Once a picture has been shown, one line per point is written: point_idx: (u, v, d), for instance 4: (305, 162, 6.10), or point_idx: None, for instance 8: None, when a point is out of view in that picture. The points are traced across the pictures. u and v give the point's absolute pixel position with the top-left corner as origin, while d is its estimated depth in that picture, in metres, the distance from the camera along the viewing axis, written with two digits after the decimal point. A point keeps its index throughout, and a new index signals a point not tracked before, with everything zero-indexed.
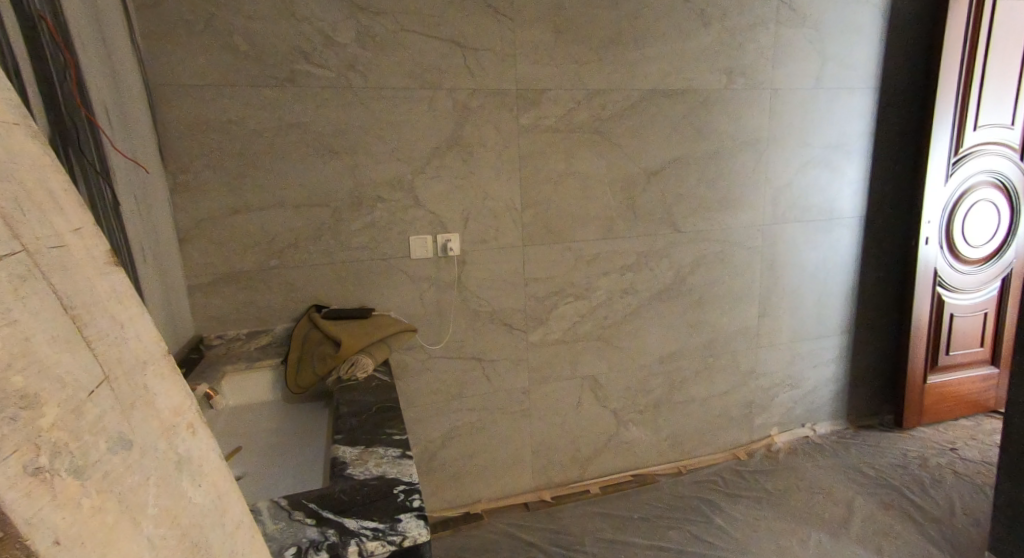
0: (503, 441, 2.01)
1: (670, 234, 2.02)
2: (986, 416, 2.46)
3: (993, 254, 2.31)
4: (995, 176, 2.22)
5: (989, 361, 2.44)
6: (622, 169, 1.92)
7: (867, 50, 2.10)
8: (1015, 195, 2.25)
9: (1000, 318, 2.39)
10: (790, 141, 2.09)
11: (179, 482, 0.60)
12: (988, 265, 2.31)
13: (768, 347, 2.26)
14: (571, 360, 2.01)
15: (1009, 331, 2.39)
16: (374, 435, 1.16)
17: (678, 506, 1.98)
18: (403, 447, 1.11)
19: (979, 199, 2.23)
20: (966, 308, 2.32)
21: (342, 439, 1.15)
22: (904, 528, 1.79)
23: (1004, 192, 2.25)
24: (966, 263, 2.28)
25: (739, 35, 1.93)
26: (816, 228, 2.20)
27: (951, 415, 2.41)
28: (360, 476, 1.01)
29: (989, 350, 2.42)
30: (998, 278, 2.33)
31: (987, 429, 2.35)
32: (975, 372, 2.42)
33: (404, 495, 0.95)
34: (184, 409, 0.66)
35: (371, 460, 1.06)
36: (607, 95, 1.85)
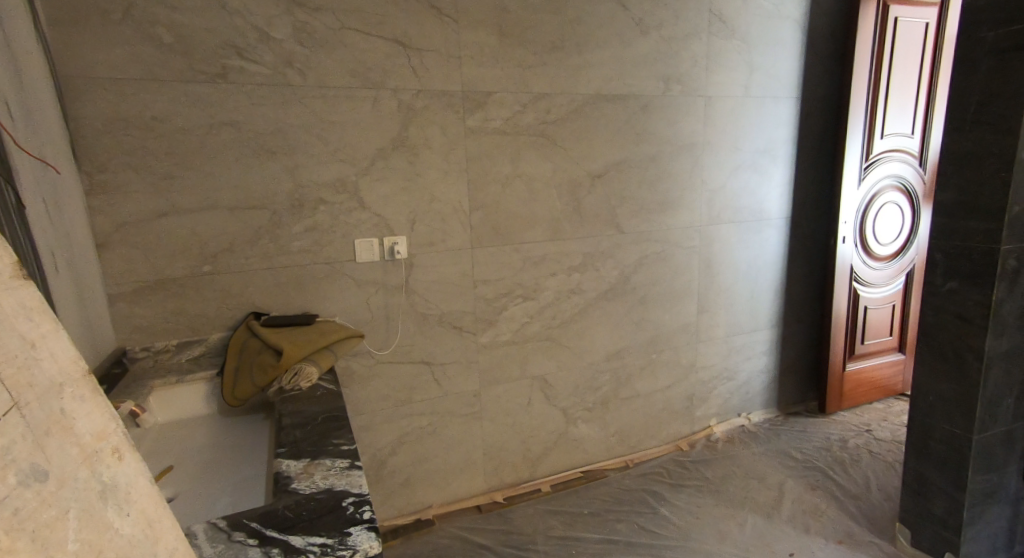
0: (454, 445, 2.00)
1: (614, 235, 2.08)
2: (895, 399, 2.70)
3: (898, 250, 2.54)
4: (899, 180, 2.45)
5: (897, 349, 2.69)
6: (567, 171, 1.96)
7: (789, 62, 2.26)
8: (914, 197, 2.50)
9: (905, 309, 2.63)
10: (723, 146, 2.21)
11: (104, 513, 0.56)
12: (894, 260, 2.54)
13: (707, 342, 2.38)
14: (520, 360, 2.03)
15: (913, 320, 2.64)
16: (320, 447, 1.12)
17: (626, 499, 2.04)
18: (352, 457, 1.08)
19: (886, 201, 2.45)
20: (878, 301, 2.54)
21: (285, 452, 1.11)
22: (828, 507, 1.94)
23: (904, 194, 2.49)
24: (876, 259, 2.49)
25: (675, 43, 2.03)
26: (747, 229, 2.34)
27: (866, 399, 2.64)
28: (305, 490, 0.97)
29: (897, 338, 2.66)
30: (902, 272, 2.58)
31: (897, 411, 2.58)
32: (885, 359, 2.65)
33: (353, 507, 0.93)
34: (108, 433, 0.60)
35: (317, 473, 1.03)
36: (551, 99, 1.89)
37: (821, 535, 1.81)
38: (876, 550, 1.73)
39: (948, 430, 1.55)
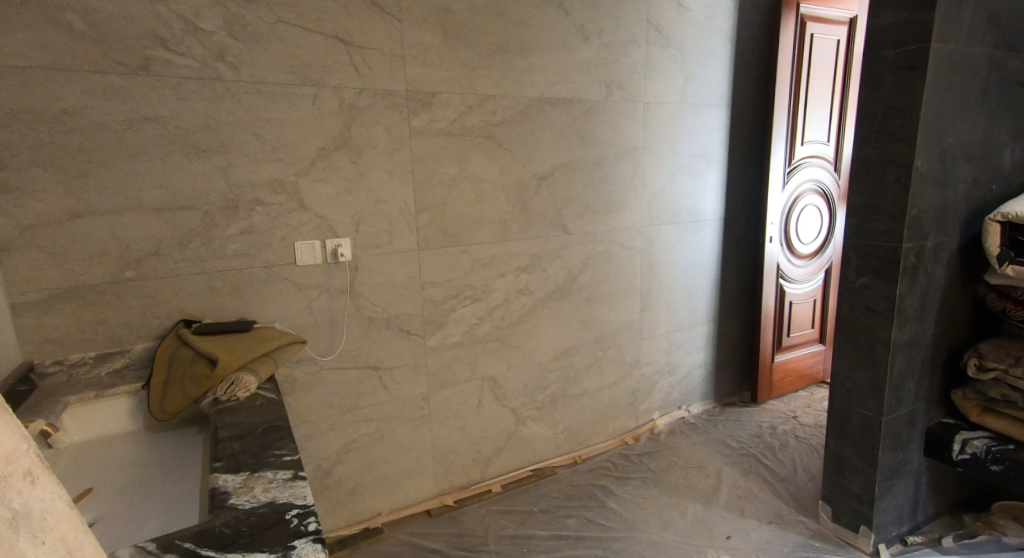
0: (403, 450, 1.96)
1: (560, 236, 2.12)
2: (816, 386, 2.92)
3: (818, 249, 2.75)
4: (818, 183, 2.65)
5: (819, 341, 2.90)
6: (513, 173, 1.98)
7: (720, 72, 2.40)
8: (830, 199, 2.72)
9: (824, 303, 2.85)
10: (661, 150, 2.30)
11: (14, 542, 0.49)
12: (816, 258, 2.75)
13: (649, 338, 2.47)
14: (469, 362, 2.03)
15: (831, 313, 2.86)
16: (260, 459, 1.07)
17: (575, 494, 2.09)
18: (294, 469, 1.04)
19: (807, 203, 2.64)
20: (801, 296, 2.73)
21: (221, 467, 1.05)
22: (760, 490, 2.07)
23: (823, 196, 2.69)
24: (799, 258, 2.68)
25: (615, 50, 2.10)
26: (685, 229, 2.46)
27: (792, 387, 2.83)
28: (245, 505, 0.92)
29: (818, 331, 2.87)
30: (822, 268, 2.79)
31: (819, 398, 2.78)
32: (808, 350, 2.85)
33: (298, 519, 0.90)
34: (18, 456, 0.53)
35: (258, 486, 0.98)
36: (497, 101, 1.90)
37: (755, 517, 1.93)
38: (803, 528, 1.86)
39: (862, 413, 1.69)
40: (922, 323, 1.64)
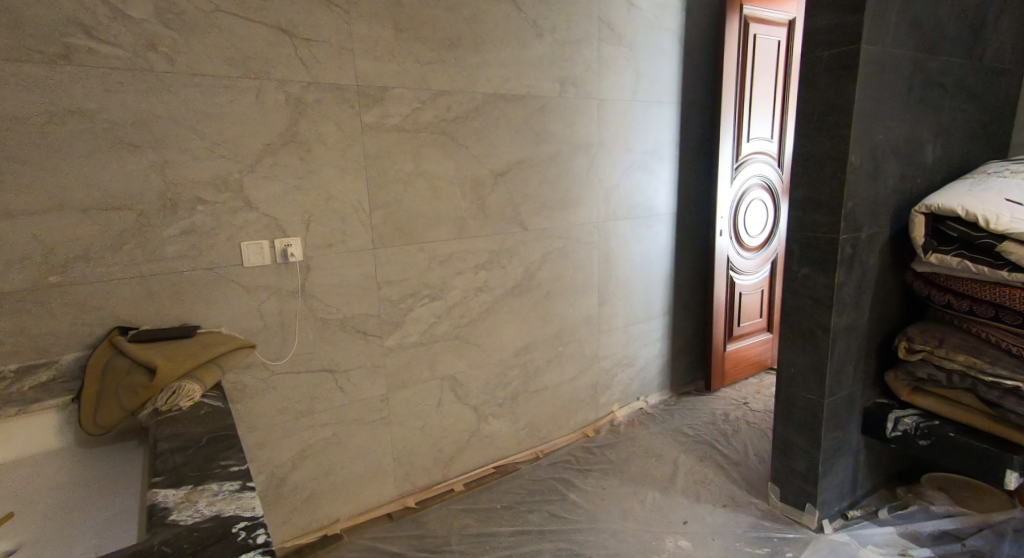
0: (362, 454, 1.92)
1: (518, 233, 2.12)
2: (765, 373, 3.05)
3: (764, 242, 2.87)
4: (763, 178, 2.77)
5: (766, 329, 3.03)
6: (469, 169, 1.96)
7: (669, 70, 2.46)
8: (775, 194, 2.84)
9: (770, 293, 2.98)
10: (616, 146, 2.34)
11: None
12: (763, 250, 2.87)
13: (608, 332, 2.51)
14: (428, 361, 2.00)
15: (777, 303, 3.00)
16: (204, 471, 1.02)
17: (538, 489, 2.10)
18: (243, 479, 1.00)
19: (753, 197, 2.75)
20: (749, 287, 2.85)
21: (161, 481, 0.98)
22: (714, 475, 2.15)
23: (767, 191, 2.81)
24: (747, 250, 2.79)
25: (568, 47, 2.11)
26: (640, 224, 2.51)
27: (742, 375, 2.95)
28: (187, 520, 0.87)
29: (765, 320, 3.00)
30: (769, 260, 2.92)
31: (767, 384, 2.91)
32: (757, 338, 2.98)
33: (246, 533, 0.87)
34: None
35: (201, 500, 0.93)
36: (451, 97, 1.87)
37: (710, 501, 2.00)
38: (754, 509, 1.95)
39: (806, 397, 1.78)
40: (859, 310, 1.74)
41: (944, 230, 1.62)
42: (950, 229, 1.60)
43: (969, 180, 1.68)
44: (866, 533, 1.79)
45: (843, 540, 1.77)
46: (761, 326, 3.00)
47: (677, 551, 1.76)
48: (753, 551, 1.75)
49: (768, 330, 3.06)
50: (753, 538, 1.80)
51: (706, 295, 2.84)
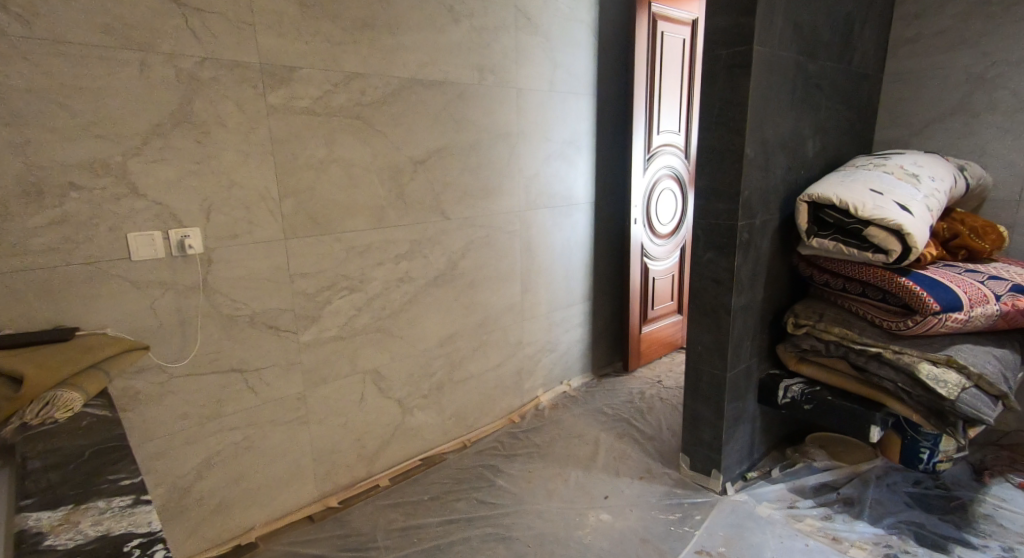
0: (277, 456, 1.81)
1: (439, 221, 2.09)
2: (676, 352, 3.26)
3: (673, 229, 3.05)
4: (672, 169, 2.94)
5: (676, 311, 3.23)
6: (387, 156, 1.89)
7: (584, 62, 2.51)
8: (682, 184, 3.03)
9: (680, 277, 3.17)
10: (535, 136, 2.37)
11: None
12: (673, 237, 3.05)
13: (531, 319, 2.56)
14: (348, 356, 1.92)
15: (686, 286, 3.20)
16: (88, 488, 0.91)
17: (464, 478, 2.11)
18: (136, 493, 0.90)
19: (664, 187, 2.91)
20: (661, 272, 3.02)
21: (32, 504, 0.86)
22: (631, 450, 2.27)
23: (676, 181, 2.99)
24: (659, 237, 2.96)
25: (486, 35, 2.09)
26: (560, 213, 2.57)
27: (656, 354, 3.13)
28: (65, 545, 0.77)
29: (676, 303, 3.20)
30: (679, 246, 3.11)
31: (678, 362, 3.11)
32: (668, 320, 3.17)
33: (141, 550, 0.77)
34: None
35: (85, 520, 0.83)
36: (365, 80, 1.79)
37: (628, 475, 2.12)
38: (667, 479, 2.09)
39: (711, 372, 1.93)
40: (754, 290, 1.91)
41: (822, 216, 1.81)
42: (827, 216, 1.79)
43: (841, 172, 1.88)
44: (761, 491, 1.98)
45: (742, 500, 1.95)
46: (672, 308, 3.19)
47: (598, 525, 1.84)
48: (666, 518, 1.87)
49: (679, 312, 3.26)
50: (666, 506, 1.93)
51: (622, 281, 2.97)
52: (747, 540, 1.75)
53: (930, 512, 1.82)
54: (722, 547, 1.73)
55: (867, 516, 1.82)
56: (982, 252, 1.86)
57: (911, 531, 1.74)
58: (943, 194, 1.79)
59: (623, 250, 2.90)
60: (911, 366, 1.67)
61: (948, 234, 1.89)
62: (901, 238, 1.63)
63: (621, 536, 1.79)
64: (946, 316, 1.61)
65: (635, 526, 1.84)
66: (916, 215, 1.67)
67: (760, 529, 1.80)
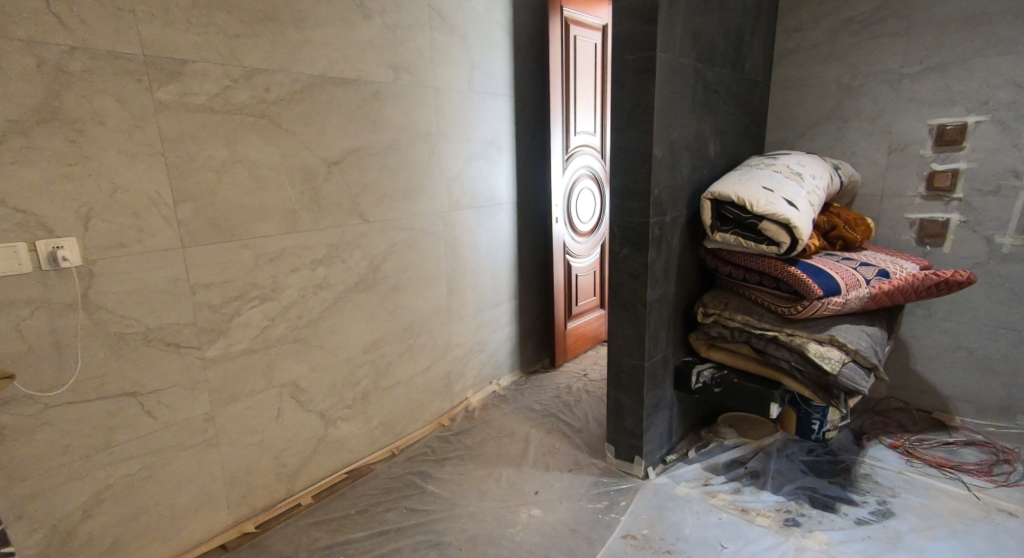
0: (184, 484, 1.65)
1: (358, 224, 2.00)
2: (601, 345, 3.37)
3: (593, 227, 3.16)
4: (590, 169, 3.04)
5: (599, 306, 3.33)
6: (298, 157, 1.78)
7: (501, 63, 2.53)
8: (600, 183, 3.14)
9: (601, 273, 3.28)
10: (456, 136, 2.35)
11: None
12: (594, 234, 3.16)
13: (459, 320, 2.54)
14: (263, 371, 1.79)
15: (607, 281, 3.31)
16: None
17: (394, 487, 2.04)
18: None
19: (583, 186, 3.01)
20: (583, 268, 3.11)
21: None
22: (560, 444, 2.32)
23: (594, 181, 3.09)
24: (580, 235, 3.05)
25: (400, 33, 2.04)
26: (483, 213, 2.57)
27: (582, 348, 3.22)
28: None
29: (598, 298, 3.30)
30: (600, 243, 3.22)
31: (602, 355, 3.22)
32: (592, 315, 3.26)
33: None
34: None
35: None
36: (270, 77, 1.68)
37: (557, 468, 2.16)
38: (594, 469, 2.15)
39: (631, 362, 2.02)
40: (667, 283, 2.03)
41: (723, 213, 1.96)
42: (728, 212, 1.94)
43: (739, 171, 2.05)
44: (680, 472, 2.11)
45: (663, 482, 2.06)
46: (595, 304, 3.29)
47: (530, 520, 1.86)
48: (594, 506, 1.93)
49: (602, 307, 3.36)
50: (594, 495, 2.00)
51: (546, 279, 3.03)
52: (668, 520, 1.85)
53: (821, 476, 2.03)
54: (646, 529, 1.81)
55: (770, 486, 1.99)
56: (855, 241, 2.10)
57: (806, 496, 1.93)
58: (822, 190, 2.00)
59: (546, 248, 2.96)
60: (801, 347, 1.85)
61: (828, 226, 2.11)
62: (790, 230, 1.80)
63: (552, 528, 1.82)
64: (828, 300, 1.80)
65: (565, 518, 1.88)
66: (801, 210, 1.85)
67: (679, 508, 1.91)
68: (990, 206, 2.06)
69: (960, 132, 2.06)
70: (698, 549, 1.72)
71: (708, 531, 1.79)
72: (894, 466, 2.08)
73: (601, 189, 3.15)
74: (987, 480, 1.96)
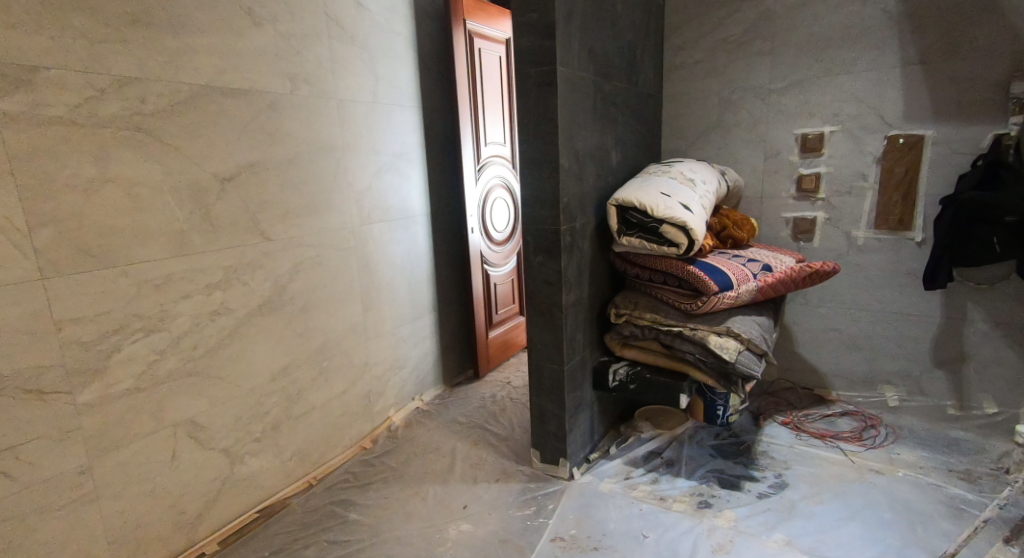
0: (56, 549, 1.43)
1: (260, 243, 1.87)
2: (522, 352, 3.41)
3: (508, 236, 3.19)
4: (503, 179, 3.08)
5: (520, 313, 3.37)
6: (184, 173, 1.63)
7: (406, 75, 2.50)
8: (513, 192, 3.19)
9: (518, 281, 3.32)
10: (363, 149, 2.28)
11: None
12: (510, 243, 3.20)
13: (377, 337, 2.45)
14: (152, 411, 1.61)
15: (524, 288, 3.36)
16: None
17: (313, 520, 1.92)
18: None
19: (496, 196, 3.04)
20: (501, 277, 3.13)
21: None
22: (487, 455, 2.31)
23: (507, 190, 3.14)
24: (496, 244, 3.07)
25: (295, 41, 1.95)
26: (397, 226, 2.51)
27: (504, 357, 3.23)
28: None
29: (518, 306, 3.34)
30: (516, 251, 3.26)
31: (523, 362, 3.25)
32: (512, 322, 3.29)
33: None
34: None
35: None
36: (147, 86, 1.52)
37: (485, 480, 2.14)
38: (521, 476, 2.16)
39: (551, 367, 2.06)
40: (581, 288, 2.10)
41: (628, 218, 2.07)
42: (632, 217, 2.05)
43: (640, 178, 2.17)
44: (602, 469, 2.18)
45: (587, 481, 2.12)
46: (515, 311, 3.32)
47: (459, 536, 1.83)
48: (522, 513, 1.94)
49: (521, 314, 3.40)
50: (522, 502, 2.00)
51: (464, 290, 3.01)
52: (594, 517, 1.90)
53: (727, 458, 2.20)
54: (573, 529, 1.85)
55: (684, 472, 2.12)
56: (743, 239, 2.31)
57: (716, 478, 2.08)
58: (712, 195, 2.19)
59: (462, 259, 2.95)
60: (704, 339, 2.00)
61: (719, 227, 2.30)
62: (687, 232, 1.94)
63: (481, 542, 1.80)
64: (724, 294, 1.96)
65: (494, 529, 1.86)
66: (696, 213, 2.00)
67: (604, 505, 1.97)
68: (847, 204, 2.36)
69: (819, 140, 2.35)
70: (623, 542, 1.78)
71: (630, 523, 1.87)
72: (786, 441, 2.30)
73: (514, 198, 3.20)
74: (859, 444, 2.23)
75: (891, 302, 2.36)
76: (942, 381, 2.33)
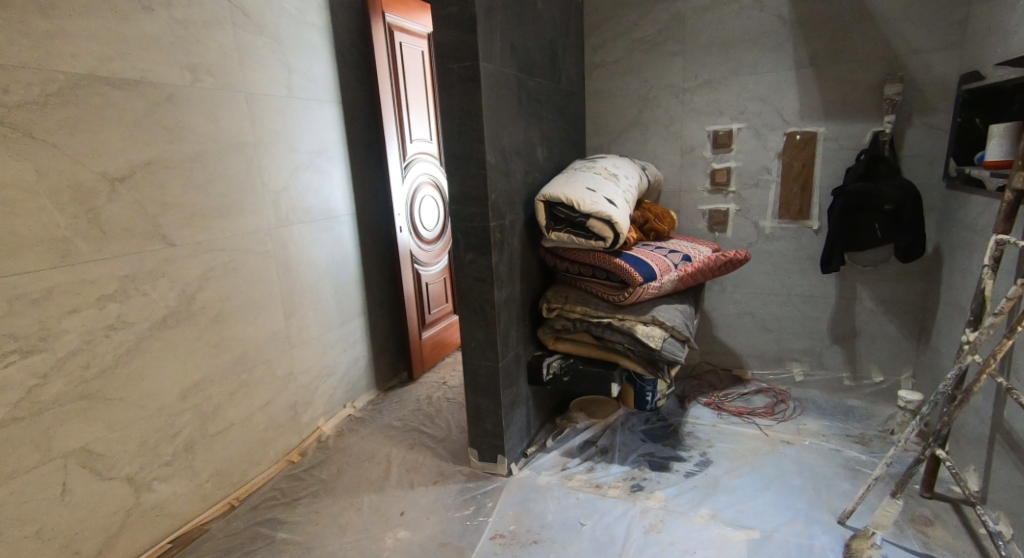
0: None
1: (163, 249, 1.71)
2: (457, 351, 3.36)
3: (438, 234, 3.14)
4: (431, 176, 3.02)
5: (453, 312, 3.33)
6: (65, 173, 1.45)
7: (322, 69, 2.38)
8: (441, 190, 3.14)
9: (450, 279, 3.27)
10: (278, 146, 2.15)
11: None
12: (440, 241, 3.15)
13: (302, 345, 2.32)
14: (35, 442, 1.42)
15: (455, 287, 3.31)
16: None
17: (235, 545, 1.79)
18: None
19: (425, 195, 2.98)
20: (431, 276, 3.07)
21: None
22: (424, 458, 2.25)
23: (435, 188, 3.08)
24: (425, 243, 3.00)
25: (195, 29, 1.79)
26: (319, 227, 2.39)
27: (438, 357, 3.18)
28: None
29: (450, 305, 3.29)
30: (446, 249, 3.21)
31: (458, 361, 3.21)
32: (445, 322, 3.24)
33: None
34: None
35: None
36: (11, 75, 1.34)
37: (422, 483, 2.09)
38: (459, 476, 2.13)
39: (486, 364, 2.05)
40: (512, 283, 2.10)
41: (555, 213, 2.10)
42: (559, 213, 2.08)
43: (566, 174, 2.21)
44: (540, 462, 2.20)
45: (526, 475, 2.13)
46: (447, 310, 3.27)
47: (397, 544, 1.77)
48: (461, 514, 1.91)
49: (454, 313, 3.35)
50: (460, 503, 1.97)
51: (393, 290, 2.93)
52: (533, 511, 1.91)
53: (657, 441, 2.29)
54: (513, 525, 1.85)
55: (617, 459, 2.18)
56: (664, 232, 2.41)
57: (647, 461, 2.16)
58: (634, 189, 2.26)
59: (391, 259, 2.86)
60: (631, 329, 2.06)
61: (642, 220, 2.39)
62: (612, 226, 1.99)
63: (420, 547, 1.76)
64: (648, 285, 2.03)
65: (432, 533, 1.82)
66: (620, 207, 2.06)
67: (542, 497, 1.98)
68: (755, 196, 2.53)
69: (728, 137, 2.50)
70: (561, 533, 1.80)
71: (568, 512, 1.90)
72: (709, 420, 2.43)
73: (443, 196, 3.15)
74: (772, 418, 2.41)
75: (795, 286, 2.56)
76: (839, 356, 2.56)
